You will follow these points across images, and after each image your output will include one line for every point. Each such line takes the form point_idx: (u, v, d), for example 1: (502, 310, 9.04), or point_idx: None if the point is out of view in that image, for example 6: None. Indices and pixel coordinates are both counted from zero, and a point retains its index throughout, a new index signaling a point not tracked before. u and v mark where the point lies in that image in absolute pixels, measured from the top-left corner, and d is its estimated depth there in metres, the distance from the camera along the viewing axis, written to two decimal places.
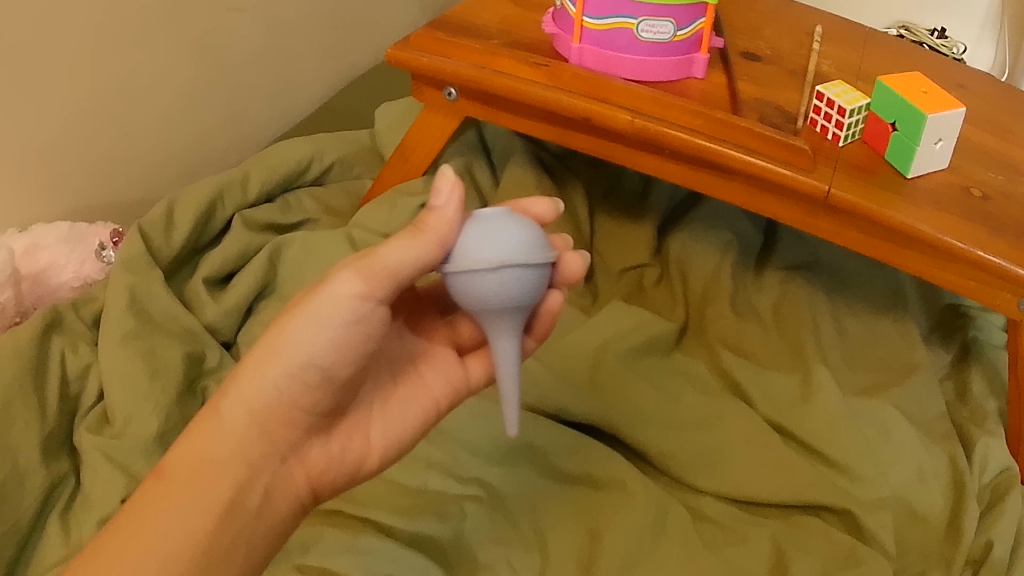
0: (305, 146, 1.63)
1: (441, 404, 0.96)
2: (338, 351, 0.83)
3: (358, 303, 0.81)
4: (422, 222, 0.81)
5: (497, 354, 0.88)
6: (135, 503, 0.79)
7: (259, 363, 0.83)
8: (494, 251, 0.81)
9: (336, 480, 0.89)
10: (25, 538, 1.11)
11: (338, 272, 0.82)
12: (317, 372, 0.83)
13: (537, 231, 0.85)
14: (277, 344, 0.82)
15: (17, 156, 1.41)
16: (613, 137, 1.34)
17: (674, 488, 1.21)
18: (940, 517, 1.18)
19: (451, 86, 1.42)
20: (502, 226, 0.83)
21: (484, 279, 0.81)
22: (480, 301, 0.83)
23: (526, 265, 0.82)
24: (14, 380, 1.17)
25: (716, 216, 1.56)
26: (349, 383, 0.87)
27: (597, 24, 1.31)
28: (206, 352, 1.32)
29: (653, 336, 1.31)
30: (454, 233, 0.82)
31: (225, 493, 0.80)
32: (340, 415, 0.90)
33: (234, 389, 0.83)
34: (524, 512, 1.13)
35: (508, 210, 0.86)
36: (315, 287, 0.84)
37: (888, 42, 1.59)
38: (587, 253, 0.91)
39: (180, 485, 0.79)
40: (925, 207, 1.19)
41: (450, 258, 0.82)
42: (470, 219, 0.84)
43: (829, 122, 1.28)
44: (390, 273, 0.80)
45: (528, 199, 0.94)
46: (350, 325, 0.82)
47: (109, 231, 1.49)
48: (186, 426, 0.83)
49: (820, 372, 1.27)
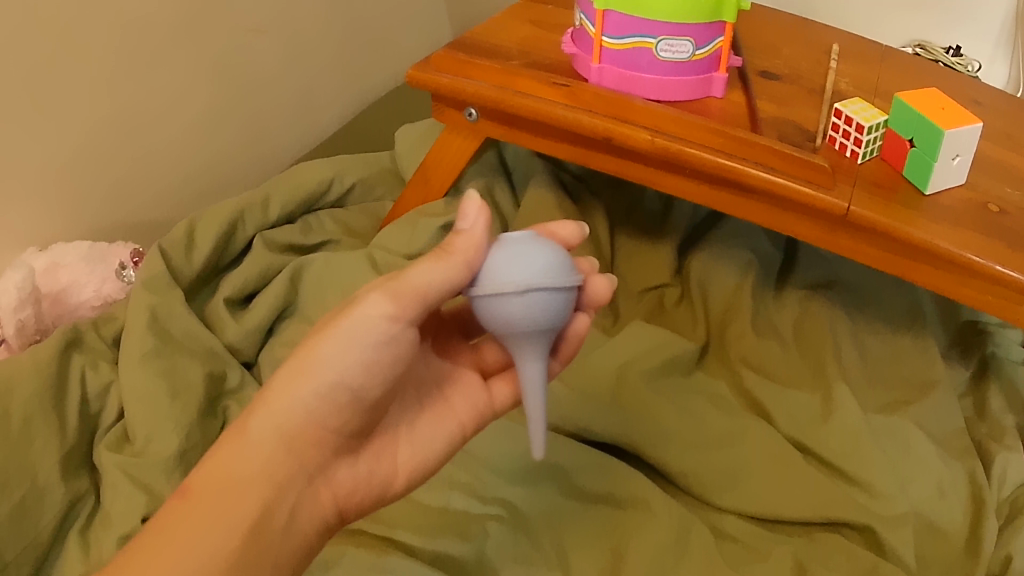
0: (326, 167, 1.64)
1: (466, 426, 0.97)
2: (366, 370, 0.84)
3: (387, 324, 0.83)
4: (450, 245, 0.84)
5: (523, 378, 0.88)
6: (159, 521, 0.78)
7: (288, 382, 0.84)
8: (521, 275, 0.81)
9: (362, 503, 0.89)
10: (44, 554, 1.12)
11: (368, 294, 0.84)
12: (345, 392, 0.84)
13: (563, 255, 0.85)
14: (306, 361, 0.83)
15: (38, 175, 1.42)
16: (632, 157, 1.35)
17: (695, 507, 1.21)
18: (961, 533, 1.17)
19: (471, 106, 1.43)
20: (529, 250, 0.83)
21: (511, 303, 0.81)
22: (507, 326, 0.83)
23: (554, 289, 0.82)
24: (34, 397, 1.17)
25: (735, 236, 1.56)
26: (376, 404, 0.88)
27: (616, 43, 1.31)
28: (228, 371, 1.32)
29: (674, 355, 1.31)
30: (481, 255, 0.84)
31: (249, 514, 0.79)
32: (367, 437, 0.90)
33: (263, 409, 0.83)
34: (546, 531, 1.13)
35: (535, 234, 0.87)
36: (344, 308, 0.85)
37: (906, 61, 1.59)
38: (614, 277, 0.92)
39: (207, 502, 0.78)
40: (945, 223, 1.18)
41: (477, 282, 0.83)
42: (496, 242, 0.85)
43: (847, 140, 1.28)
44: (418, 294, 0.83)
45: (554, 223, 0.95)
46: (380, 345, 0.84)
47: (129, 252, 1.50)
48: (211, 446, 0.83)
49: (841, 390, 1.27)
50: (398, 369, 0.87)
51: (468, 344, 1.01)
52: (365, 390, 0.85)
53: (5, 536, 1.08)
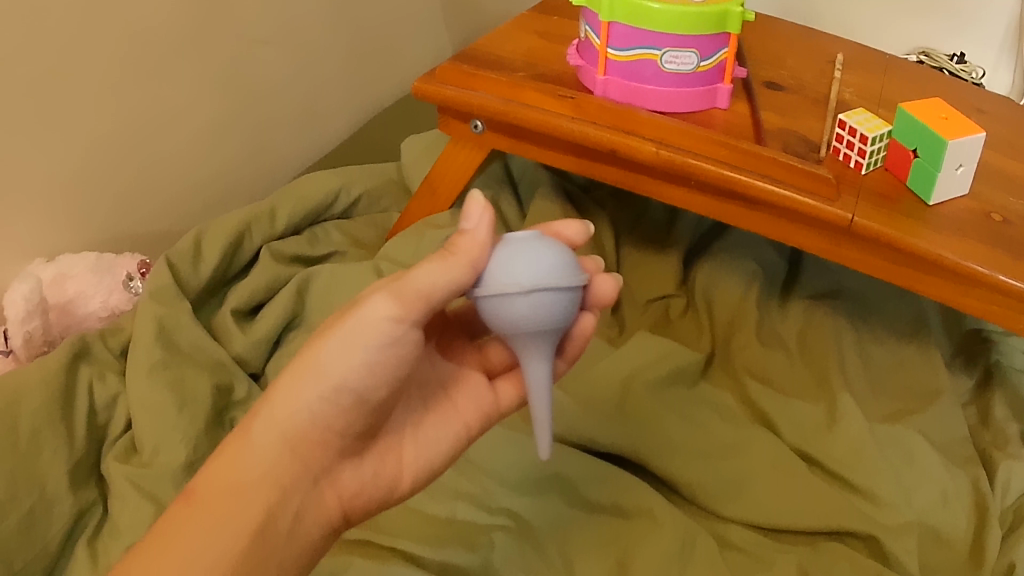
0: (332, 179, 1.65)
1: (471, 427, 0.97)
2: (371, 372, 0.84)
3: (392, 326, 0.83)
4: (453, 245, 0.83)
5: (527, 377, 0.88)
6: (162, 524, 0.80)
7: (292, 385, 0.84)
8: (525, 276, 0.82)
9: (368, 503, 0.90)
10: (52, 564, 1.12)
11: (372, 295, 0.83)
12: (349, 395, 0.84)
13: (567, 255, 0.86)
14: (309, 364, 0.84)
15: (44, 187, 1.43)
16: (637, 169, 1.36)
17: (700, 517, 1.21)
18: (964, 541, 1.17)
19: (477, 119, 1.44)
20: (533, 250, 0.84)
21: (515, 302, 0.82)
22: (511, 326, 0.84)
23: (557, 289, 0.82)
24: (42, 408, 1.18)
25: (740, 246, 1.56)
26: (381, 406, 0.88)
27: (621, 55, 1.32)
28: (235, 382, 1.33)
29: (679, 365, 1.31)
30: (486, 256, 0.83)
31: (255, 516, 0.80)
32: (372, 438, 0.91)
33: (267, 412, 0.84)
34: (551, 542, 1.14)
35: (539, 234, 0.87)
36: (348, 309, 0.85)
37: (910, 70, 1.59)
38: (619, 278, 0.93)
39: (210, 506, 0.80)
40: (949, 234, 1.19)
41: (481, 281, 0.83)
42: (501, 242, 0.85)
43: (851, 151, 1.29)
44: (423, 296, 0.82)
45: (559, 223, 0.95)
46: (385, 348, 0.84)
47: (135, 262, 1.51)
48: (215, 448, 0.84)
49: (844, 399, 1.27)
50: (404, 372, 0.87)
51: (473, 344, 1.01)
52: (370, 392, 0.85)
53: (14, 546, 1.09)
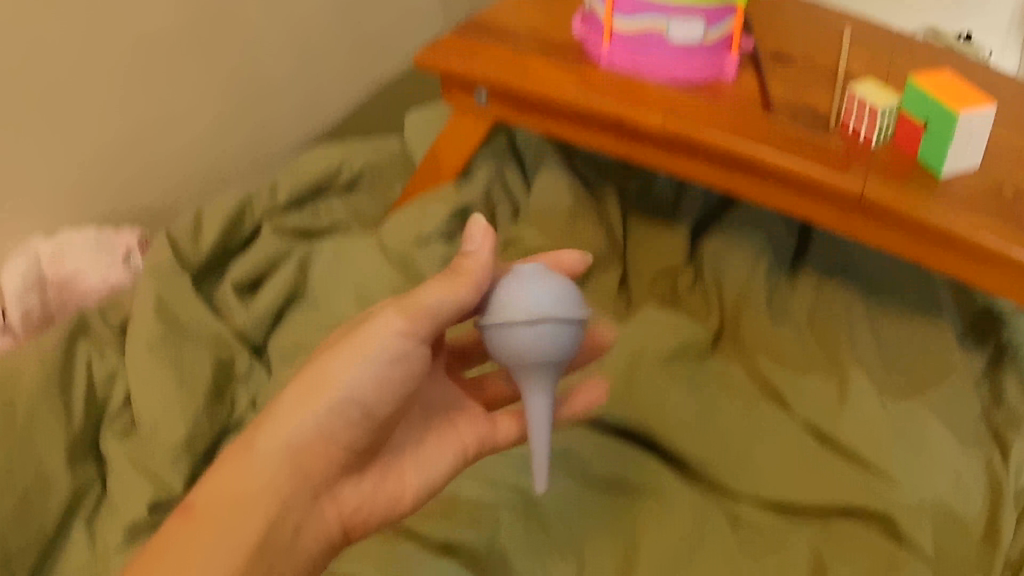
0: (334, 154, 1.62)
1: (469, 449, 0.95)
2: (375, 388, 0.85)
3: (401, 340, 0.86)
4: (459, 267, 0.88)
5: (528, 409, 0.89)
6: (160, 542, 0.78)
7: (295, 401, 0.83)
8: (532, 305, 0.84)
9: (369, 520, 0.88)
10: (48, 543, 1.10)
11: (381, 312, 0.86)
12: (353, 408, 0.84)
13: (572, 290, 0.88)
14: (313, 379, 0.84)
15: (41, 161, 1.40)
16: (644, 141, 1.33)
17: (709, 495, 1.19)
18: (979, 519, 1.15)
19: (481, 90, 1.41)
20: (539, 282, 0.87)
21: (519, 332, 0.85)
22: (516, 358, 0.86)
23: (560, 327, 0.85)
24: (38, 384, 1.16)
25: (750, 222, 1.54)
26: (382, 422, 0.87)
27: (628, 24, 1.30)
28: (236, 358, 1.30)
29: (687, 341, 1.29)
30: (489, 277, 0.88)
31: (255, 531, 0.78)
32: (371, 458, 0.89)
33: (268, 427, 0.82)
34: (558, 520, 1.12)
35: (543, 268, 0.90)
36: (352, 327, 0.88)
37: (922, 43, 1.57)
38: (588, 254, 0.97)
39: (211, 522, 0.78)
40: (964, 206, 1.16)
41: (488, 312, 0.87)
42: (509, 274, 0.89)
43: (863, 122, 1.26)
44: (430, 314, 0.86)
45: (559, 253, 0.98)
46: (389, 364, 0.85)
47: (139, 237, 1.46)
48: (215, 463, 0.82)
49: (856, 376, 1.25)
50: (405, 393, 0.88)
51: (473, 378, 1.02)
52: (374, 407, 0.86)
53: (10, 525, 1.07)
